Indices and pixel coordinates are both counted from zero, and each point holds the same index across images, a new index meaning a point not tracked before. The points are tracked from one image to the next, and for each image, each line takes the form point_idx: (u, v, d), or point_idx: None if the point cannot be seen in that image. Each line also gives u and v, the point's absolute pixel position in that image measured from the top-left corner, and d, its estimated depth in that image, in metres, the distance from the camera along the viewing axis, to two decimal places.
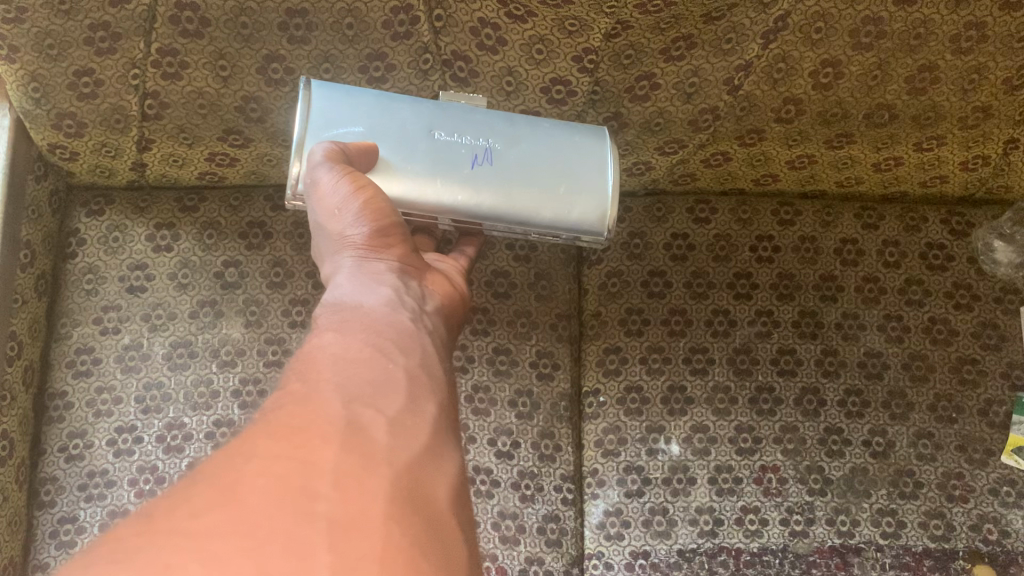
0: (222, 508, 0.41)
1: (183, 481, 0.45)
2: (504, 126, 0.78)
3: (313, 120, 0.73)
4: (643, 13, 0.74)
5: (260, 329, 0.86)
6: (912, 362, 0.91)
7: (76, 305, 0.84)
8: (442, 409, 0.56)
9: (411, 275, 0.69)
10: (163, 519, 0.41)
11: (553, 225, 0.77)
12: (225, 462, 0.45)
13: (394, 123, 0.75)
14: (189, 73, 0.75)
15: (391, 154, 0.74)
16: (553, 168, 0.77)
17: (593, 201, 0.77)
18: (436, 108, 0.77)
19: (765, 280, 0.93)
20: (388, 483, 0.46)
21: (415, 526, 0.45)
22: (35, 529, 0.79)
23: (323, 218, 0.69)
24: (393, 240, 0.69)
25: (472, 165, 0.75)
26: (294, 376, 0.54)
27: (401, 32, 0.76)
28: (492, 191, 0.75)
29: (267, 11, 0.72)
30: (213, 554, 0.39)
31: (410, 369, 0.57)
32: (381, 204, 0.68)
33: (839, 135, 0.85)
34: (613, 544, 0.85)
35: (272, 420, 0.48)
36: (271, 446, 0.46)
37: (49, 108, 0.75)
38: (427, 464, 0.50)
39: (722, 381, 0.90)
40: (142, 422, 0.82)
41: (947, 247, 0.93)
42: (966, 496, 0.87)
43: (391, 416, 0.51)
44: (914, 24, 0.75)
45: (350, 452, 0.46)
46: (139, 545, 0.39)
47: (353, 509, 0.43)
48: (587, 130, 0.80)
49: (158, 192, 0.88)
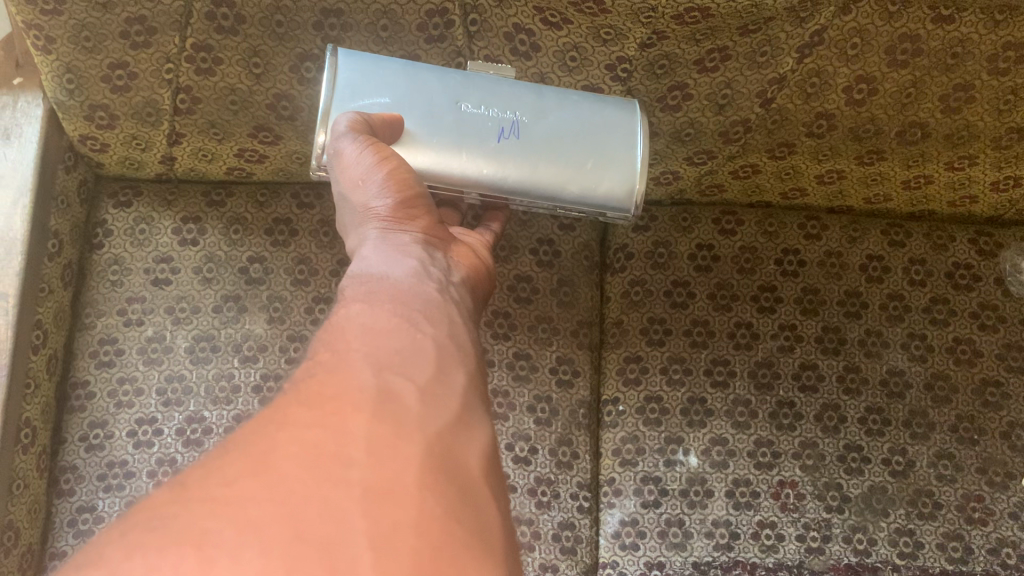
0: (256, 474, 0.42)
1: (216, 450, 0.45)
2: (533, 97, 0.77)
3: (339, 90, 0.72)
4: (679, 24, 0.73)
5: (282, 326, 0.86)
6: (935, 382, 0.90)
7: (100, 295, 0.84)
8: (472, 377, 0.56)
9: (436, 247, 0.69)
10: (198, 486, 0.41)
11: (579, 201, 0.77)
12: (258, 430, 0.45)
13: (420, 93, 0.75)
14: (223, 69, 0.75)
15: (417, 125, 0.74)
16: (581, 143, 0.77)
17: (620, 176, 0.77)
18: (464, 78, 0.76)
19: (789, 294, 0.92)
20: (421, 448, 0.46)
21: (449, 492, 0.45)
22: (53, 517, 0.79)
23: (347, 191, 0.69)
24: (417, 212, 0.69)
25: (498, 138, 0.75)
26: (323, 348, 0.54)
27: (436, 34, 0.76)
28: (517, 164, 0.75)
29: (301, 10, 0.72)
30: (248, 521, 0.39)
31: (439, 340, 0.56)
32: (404, 175, 0.69)
33: (870, 152, 0.84)
34: (628, 554, 0.85)
35: (302, 390, 0.48)
36: (303, 416, 0.46)
37: (82, 100, 0.75)
38: (459, 432, 0.50)
39: (742, 394, 0.89)
40: (162, 414, 0.82)
41: (975, 267, 0.93)
42: (985, 519, 0.87)
43: (421, 385, 0.51)
44: (951, 43, 0.75)
45: (382, 418, 0.46)
46: (176, 512, 0.40)
47: (387, 473, 0.43)
48: (617, 103, 0.79)
49: (186, 185, 0.88)
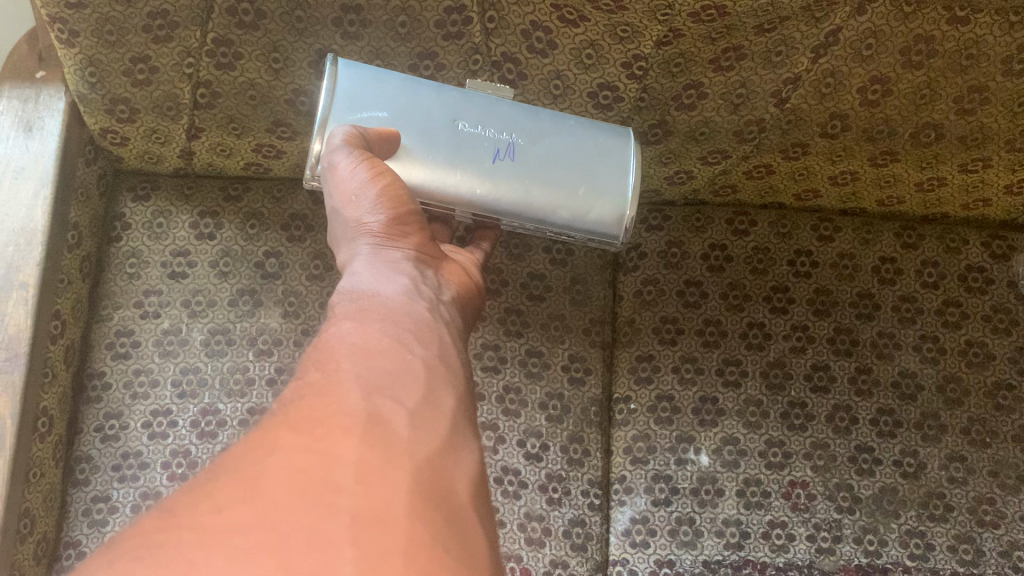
0: (243, 502, 0.40)
1: (205, 473, 0.44)
2: (529, 120, 0.79)
3: (338, 102, 0.74)
4: (695, 22, 0.74)
5: (297, 320, 0.87)
6: (947, 385, 0.90)
7: (118, 288, 0.85)
8: (461, 400, 0.55)
9: (427, 265, 0.69)
10: (187, 513, 0.40)
11: (570, 225, 0.79)
12: (245, 455, 0.44)
13: (418, 109, 0.76)
14: (243, 64, 0.76)
15: (413, 141, 0.75)
16: (575, 169, 0.79)
17: (612, 202, 0.79)
18: (461, 97, 0.78)
19: (802, 295, 0.92)
20: (410, 474, 0.45)
21: (438, 518, 0.44)
22: (68, 507, 0.79)
23: (340, 205, 0.69)
24: (410, 229, 0.69)
25: (493, 159, 0.77)
26: (314, 366, 0.53)
27: (454, 32, 0.77)
28: (511, 186, 0.77)
29: (321, 7, 0.73)
30: (236, 551, 0.38)
31: (429, 361, 0.56)
32: (397, 192, 0.69)
33: (883, 153, 0.84)
34: (638, 551, 0.85)
35: (292, 412, 0.48)
36: (292, 439, 0.45)
37: (104, 93, 0.76)
38: (449, 458, 0.49)
39: (754, 394, 0.90)
40: (177, 405, 0.83)
41: (988, 269, 0.93)
42: (997, 521, 0.86)
43: (411, 408, 0.51)
44: (966, 43, 0.76)
45: (370, 443, 0.46)
46: (163, 541, 0.38)
47: (377, 500, 0.42)
48: (612, 129, 0.81)
49: (203, 180, 0.89)
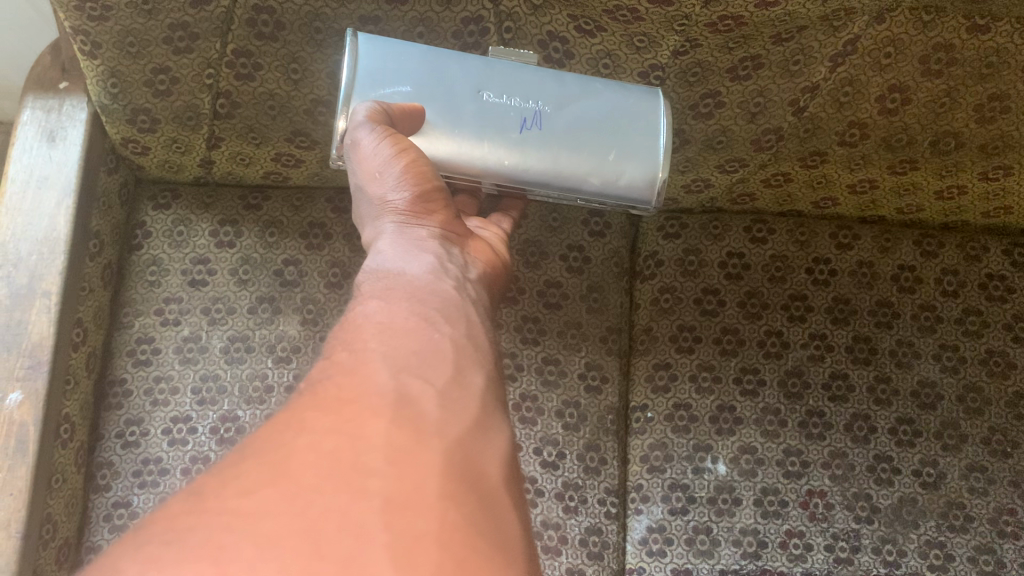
0: (273, 486, 0.40)
1: (233, 455, 0.44)
2: (554, 86, 0.78)
3: (361, 77, 0.72)
4: (713, 33, 0.76)
5: (315, 328, 0.88)
6: (967, 394, 0.90)
7: (138, 296, 0.86)
8: (490, 380, 0.56)
9: (452, 243, 0.69)
10: (215, 496, 0.40)
11: (601, 193, 0.78)
12: (274, 436, 0.44)
13: (442, 82, 0.75)
14: (262, 75, 0.77)
15: (437, 114, 0.74)
16: (603, 135, 0.78)
17: (642, 166, 0.78)
18: (484, 65, 0.76)
19: (820, 303, 0.92)
20: (440, 456, 0.45)
21: (469, 503, 0.44)
22: (90, 512, 0.80)
23: (364, 184, 0.69)
24: (434, 207, 0.69)
25: (520, 129, 0.76)
26: (340, 347, 0.54)
27: (471, 42, 0.78)
28: (539, 155, 0.76)
29: (341, 18, 0.75)
30: (267, 535, 0.38)
31: (457, 342, 0.56)
32: (422, 168, 0.69)
33: (902, 161, 0.84)
34: (655, 560, 0.85)
35: (321, 392, 0.48)
36: (322, 421, 0.45)
37: (125, 104, 0.76)
38: (479, 439, 0.49)
39: (772, 403, 0.89)
40: (197, 412, 0.84)
41: (1008, 278, 0.93)
42: (1018, 533, 0.86)
43: (439, 388, 0.51)
44: (985, 52, 0.76)
45: (399, 425, 0.46)
46: (192, 525, 0.38)
47: (408, 482, 0.43)
48: (639, 91, 0.79)
49: (223, 188, 0.90)
